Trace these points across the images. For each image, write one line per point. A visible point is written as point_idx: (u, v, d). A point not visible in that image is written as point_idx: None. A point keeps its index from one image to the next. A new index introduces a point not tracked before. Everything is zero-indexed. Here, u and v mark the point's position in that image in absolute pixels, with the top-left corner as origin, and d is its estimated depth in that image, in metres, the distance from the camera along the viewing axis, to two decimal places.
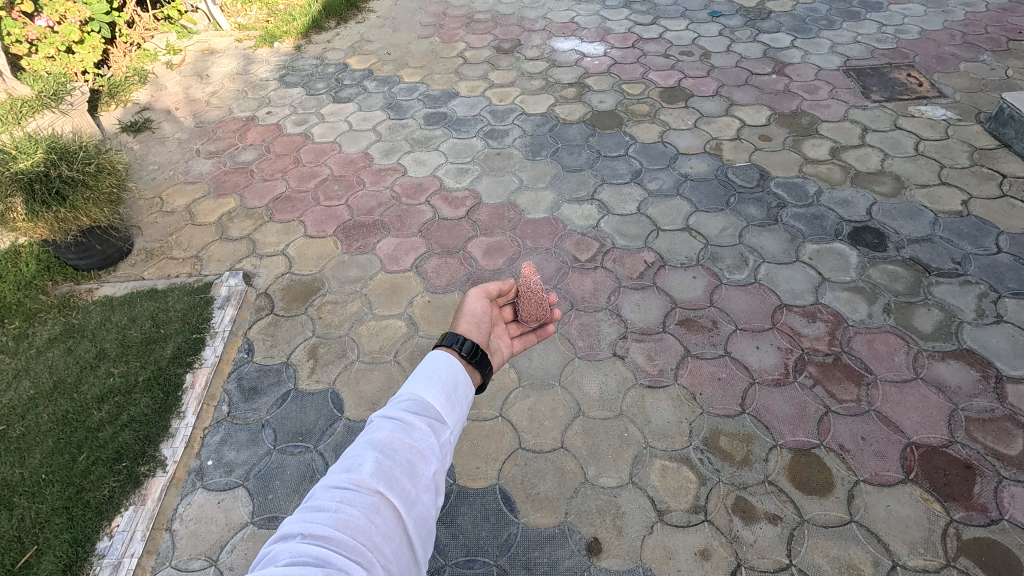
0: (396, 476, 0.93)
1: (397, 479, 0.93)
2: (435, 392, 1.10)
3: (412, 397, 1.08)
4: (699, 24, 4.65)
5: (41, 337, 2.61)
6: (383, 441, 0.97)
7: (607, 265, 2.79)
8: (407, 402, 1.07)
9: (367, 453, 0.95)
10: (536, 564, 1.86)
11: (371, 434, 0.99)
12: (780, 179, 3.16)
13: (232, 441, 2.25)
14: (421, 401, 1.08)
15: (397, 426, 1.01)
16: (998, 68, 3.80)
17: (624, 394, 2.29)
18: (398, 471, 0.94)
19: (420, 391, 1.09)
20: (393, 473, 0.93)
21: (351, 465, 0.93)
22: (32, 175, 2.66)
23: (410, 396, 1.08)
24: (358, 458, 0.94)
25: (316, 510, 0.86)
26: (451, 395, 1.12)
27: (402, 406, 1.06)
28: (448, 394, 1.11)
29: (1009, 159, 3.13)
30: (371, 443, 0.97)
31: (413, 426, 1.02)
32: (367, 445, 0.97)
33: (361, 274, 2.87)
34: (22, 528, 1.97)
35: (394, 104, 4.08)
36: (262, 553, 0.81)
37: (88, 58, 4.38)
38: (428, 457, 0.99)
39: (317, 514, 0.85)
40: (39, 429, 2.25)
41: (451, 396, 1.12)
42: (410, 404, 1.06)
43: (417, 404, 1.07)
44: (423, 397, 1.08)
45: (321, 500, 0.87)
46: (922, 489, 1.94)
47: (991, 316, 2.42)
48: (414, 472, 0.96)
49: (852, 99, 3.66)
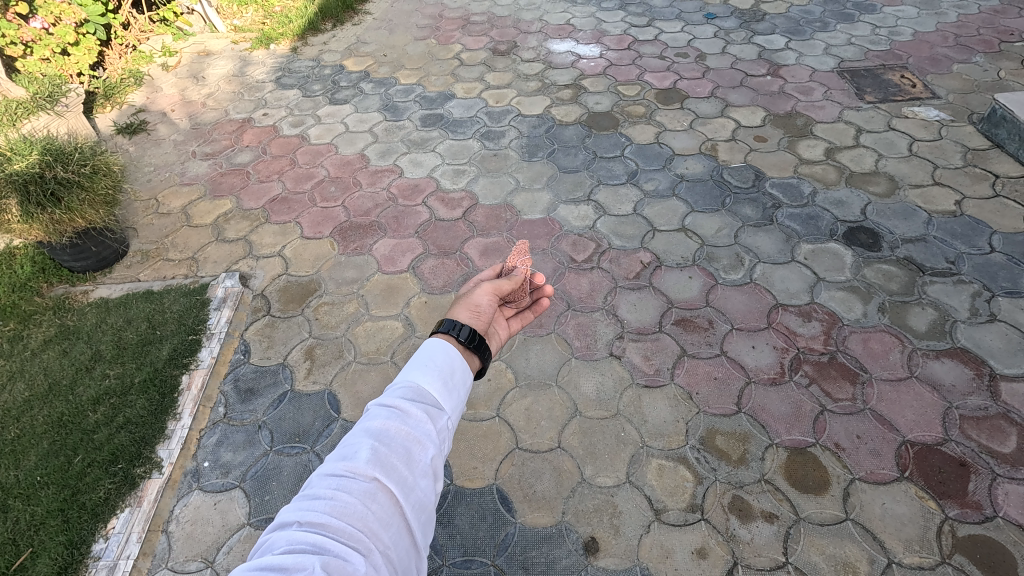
0: (392, 463, 0.93)
1: (394, 466, 0.93)
2: (431, 379, 1.09)
3: (408, 384, 1.08)
4: (694, 26, 4.68)
5: (36, 339, 2.60)
6: (378, 429, 0.98)
7: (603, 266, 2.80)
8: (403, 389, 1.06)
9: (363, 440, 0.95)
10: (533, 564, 1.86)
11: (367, 423, 0.99)
12: (775, 179, 3.17)
13: (229, 442, 2.25)
14: (417, 388, 1.07)
15: (393, 413, 1.01)
16: (991, 69, 3.83)
17: (620, 393, 2.30)
18: (394, 458, 0.94)
19: (416, 378, 1.09)
20: (389, 460, 0.93)
21: (348, 453, 0.93)
22: (27, 176, 2.65)
23: (406, 383, 1.08)
24: (354, 446, 0.94)
25: (313, 498, 0.87)
26: (449, 380, 1.11)
27: (398, 393, 1.06)
28: (445, 380, 1.11)
29: (1002, 159, 3.16)
30: (367, 431, 0.97)
31: (409, 414, 1.02)
32: (363, 434, 0.97)
33: (358, 275, 2.87)
34: (16, 531, 1.96)
35: (391, 105, 4.08)
36: (261, 541, 0.82)
37: (84, 60, 4.37)
38: (425, 443, 0.99)
39: (313, 502, 0.86)
40: (34, 431, 2.24)
41: (449, 383, 1.11)
42: (407, 391, 1.06)
43: (413, 391, 1.07)
44: (420, 385, 1.08)
45: (318, 488, 0.88)
46: (917, 487, 1.96)
47: (985, 315, 2.43)
48: (411, 458, 0.96)
49: (846, 100, 3.69)
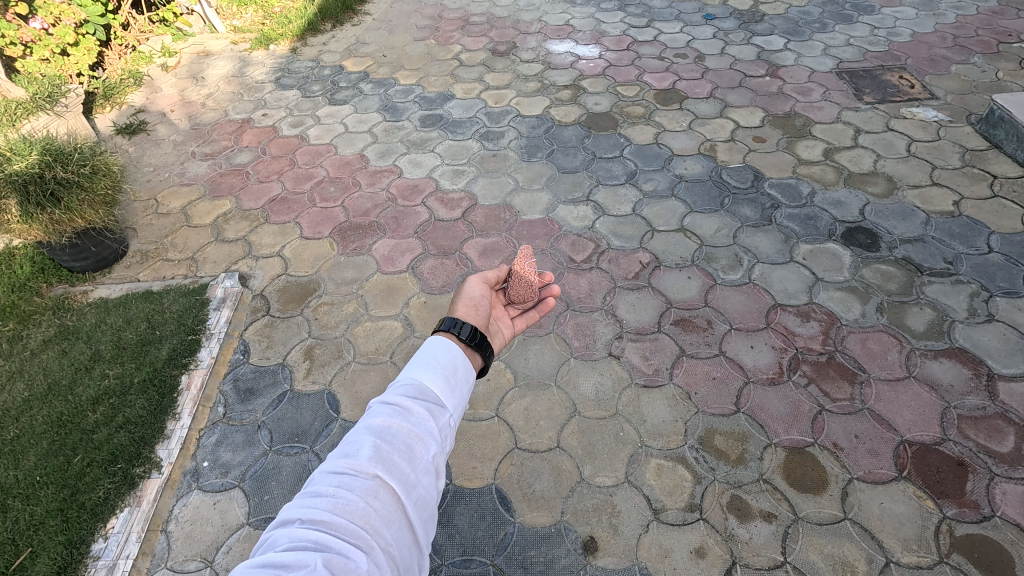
0: (394, 461, 0.94)
1: (396, 464, 0.94)
2: (433, 377, 1.10)
3: (410, 382, 1.08)
4: (693, 27, 4.69)
5: (35, 339, 2.60)
6: (380, 426, 0.98)
7: (602, 266, 2.80)
8: (405, 387, 1.07)
9: (365, 438, 0.95)
10: (532, 564, 1.87)
11: (369, 420, 0.99)
12: (774, 180, 3.18)
13: (228, 442, 2.25)
14: (420, 386, 1.08)
15: (395, 411, 1.02)
16: (989, 70, 3.84)
17: (619, 393, 2.30)
18: (396, 455, 0.95)
19: (419, 376, 1.09)
20: (391, 458, 0.94)
21: (350, 451, 0.94)
22: (27, 176, 2.65)
23: (408, 381, 1.08)
24: (356, 444, 0.95)
25: (315, 496, 0.87)
26: (451, 378, 1.12)
27: (400, 391, 1.06)
28: (447, 379, 1.11)
29: (1000, 160, 3.16)
30: (369, 428, 0.98)
31: (411, 411, 1.03)
32: (365, 431, 0.97)
33: (357, 275, 2.87)
34: (16, 530, 1.96)
35: (390, 106, 4.09)
36: (263, 538, 0.82)
37: (83, 61, 4.36)
38: (427, 441, 1.00)
39: (315, 500, 0.86)
40: (33, 431, 2.24)
41: (451, 380, 1.11)
42: (409, 389, 1.07)
43: (415, 389, 1.07)
44: (422, 382, 1.08)
45: (320, 486, 0.88)
46: (915, 487, 1.96)
47: (983, 315, 2.44)
48: (412, 456, 0.96)
49: (844, 101, 3.69)
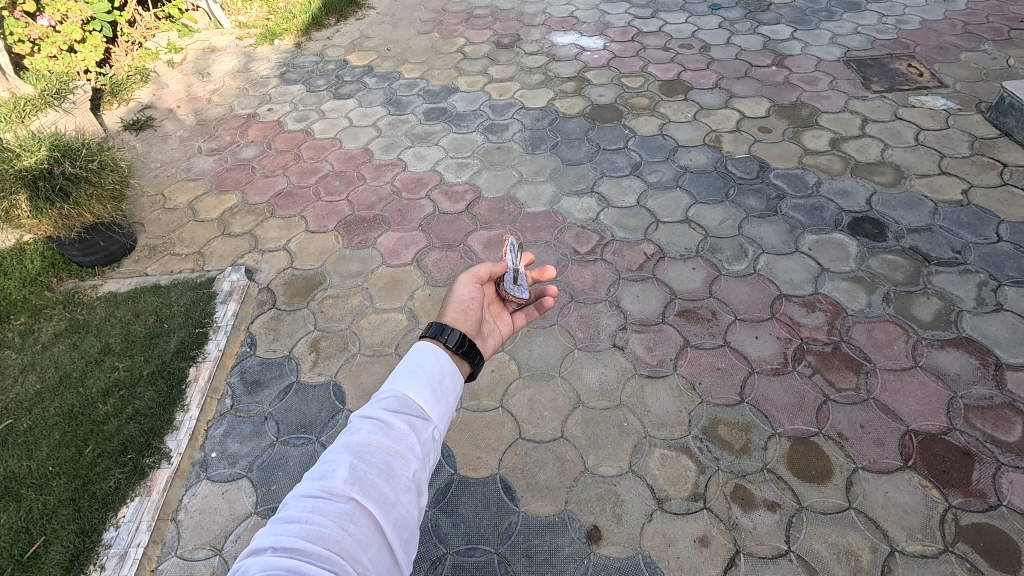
0: (372, 481, 0.94)
1: (374, 483, 0.94)
2: (418, 388, 1.12)
3: (393, 395, 1.10)
4: (698, 17, 4.65)
5: (46, 333, 2.64)
6: (359, 445, 0.99)
7: (606, 257, 2.80)
8: (389, 401, 1.08)
9: (342, 458, 0.96)
10: (536, 552, 1.88)
11: (348, 438, 1.01)
12: (780, 170, 3.16)
13: (236, 433, 2.28)
14: (403, 398, 1.10)
15: (376, 426, 1.03)
16: (999, 57, 3.78)
17: (623, 384, 2.30)
18: (374, 475, 0.95)
19: (402, 388, 1.11)
20: (369, 478, 0.95)
21: (325, 473, 0.94)
22: (36, 172, 2.69)
23: (392, 394, 1.10)
24: (333, 465, 0.96)
25: (287, 522, 0.86)
26: (436, 389, 1.14)
27: (382, 404, 1.08)
28: (432, 389, 1.13)
29: (1010, 148, 3.12)
30: (348, 447, 0.99)
31: (392, 426, 1.04)
32: (343, 450, 0.98)
33: (361, 269, 2.89)
34: (30, 519, 2.00)
35: (395, 100, 4.09)
36: (235, 566, 0.81)
37: (90, 58, 4.40)
38: (408, 457, 1.01)
39: (287, 527, 0.85)
40: (46, 423, 2.28)
41: (436, 391, 1.13)
42: (392, 403, 1.08)
43: (398, 402, 1.09)
44: (405, 394, 1.10)
45: (294, 511, 0.88)
46: (921, 476, 1.95)
47: (991, 304, 2.42)
48: (392, 473, 0.97)
49: (851, 90, 3.66)
